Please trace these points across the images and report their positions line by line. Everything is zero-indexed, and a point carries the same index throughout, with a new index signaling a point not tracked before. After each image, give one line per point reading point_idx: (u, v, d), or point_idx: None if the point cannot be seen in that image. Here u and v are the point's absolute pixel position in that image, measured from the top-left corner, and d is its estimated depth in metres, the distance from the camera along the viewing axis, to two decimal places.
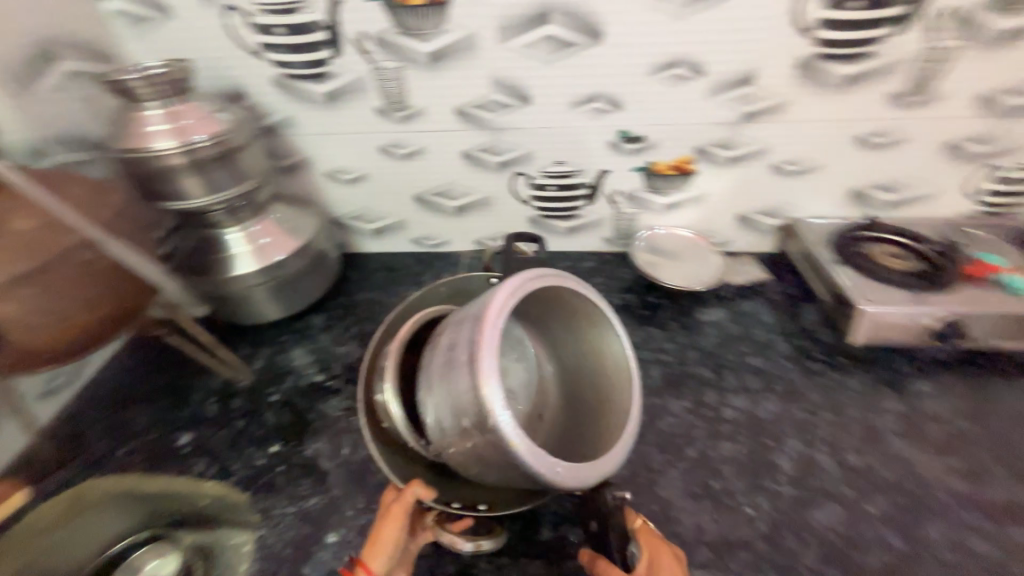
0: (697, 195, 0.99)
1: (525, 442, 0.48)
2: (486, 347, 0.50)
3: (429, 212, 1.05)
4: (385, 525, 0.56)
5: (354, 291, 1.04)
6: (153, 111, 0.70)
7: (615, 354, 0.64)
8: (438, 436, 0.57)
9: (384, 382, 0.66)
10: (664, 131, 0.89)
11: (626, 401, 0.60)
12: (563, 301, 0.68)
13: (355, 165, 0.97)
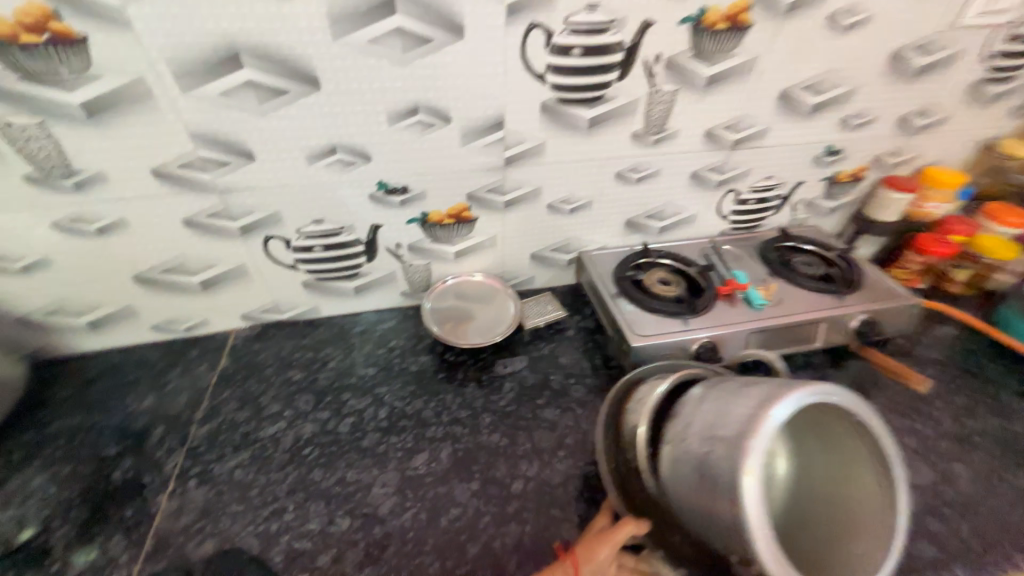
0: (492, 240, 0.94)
1: (761, 481, 0.44)
2: (779, 422, 0.46)
3: (165, 294, 0.83)
4: (603, 538, 0.59)
5: (55, 415, 0.77)
6: None
7: (869, 485, 0.53)
8: (679, 454, 0.53)
9: (658, 387, 0.63)
10: (430, 185, 0.82)
11: (873, 530, 0.50)
12: (822, 425, 0.60)
13: (19, 249, 0.72)
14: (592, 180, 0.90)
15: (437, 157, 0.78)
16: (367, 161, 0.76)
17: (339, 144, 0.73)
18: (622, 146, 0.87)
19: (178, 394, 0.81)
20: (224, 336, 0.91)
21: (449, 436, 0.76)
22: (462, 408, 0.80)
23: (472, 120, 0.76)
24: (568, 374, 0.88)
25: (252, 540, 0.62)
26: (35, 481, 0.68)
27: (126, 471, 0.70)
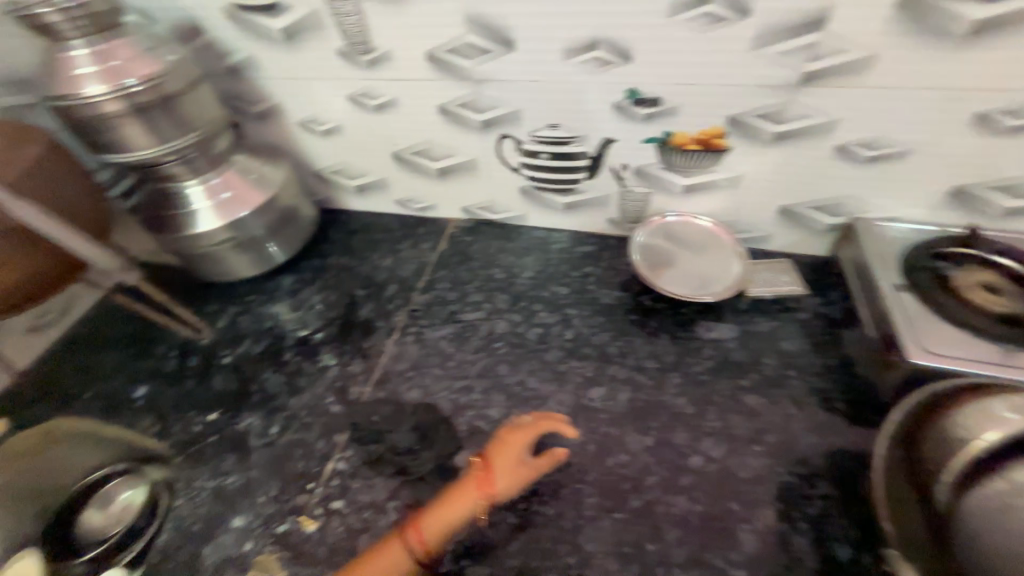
0: (737, 180, 0.77)
1: None
2: None
3: (411, 175, 0.94)
4: (507, 447, 0.61)
5: (328, 254, 0.98)
6: (78, 51, 0.64)
7: None
8: None
9: None
10: (688, 100, 0.68)
11: None
12: None
13: (325, 115, 0.87)
14: (929, 121, 0.63)
15: (712, 63, 0.63)
16: (626, 61, 0.66)
17: (603, 37, 0.64)
18: (1015, 70, 0.56)
19: (407, 263, 0.94)
20: (444, 223, 1.01)
21: (631, 380, 0.72)
22: (650, 358, 0.74)
23: (779, 14, 0.58)
24: (788, 363, 0.71)
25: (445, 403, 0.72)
26: (315, 299, 0.90)
27: (367, 312, 0.86)
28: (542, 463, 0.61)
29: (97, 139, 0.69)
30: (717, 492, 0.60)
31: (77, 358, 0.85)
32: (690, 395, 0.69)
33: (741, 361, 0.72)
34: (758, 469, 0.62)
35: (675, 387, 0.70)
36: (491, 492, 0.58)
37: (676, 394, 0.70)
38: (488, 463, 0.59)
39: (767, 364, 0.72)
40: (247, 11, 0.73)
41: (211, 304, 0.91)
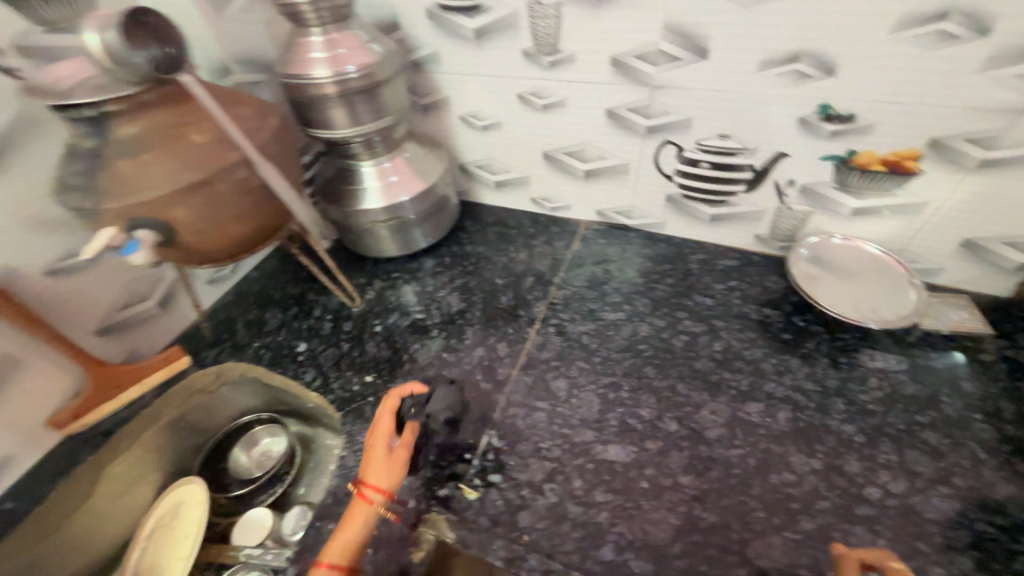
0: (920, 208, 0.73)
1: None
2: None
3: (556, 174, 0.97)
4: (374, 448, 0.61)
5: (466, 242, 1.03)
6: (315, 38, 0.71)
7: None
8: None
9: None
10: (888, 120, 0.66)
11: None
12: None
13: (488, 111, 0.91)
14: None
15: (927, 82, 0.61)
16: (830, 75, 0.65)
17: (809, 50, 0.64)
18: None
19: (543, 259, 0.97)
20: (577, 224, 1.03)
21: (790, 400, 0.70)
22: (809, 380, 0.71)
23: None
24: (971, 406, 0.66)
25: (594, 395, 0.73)
26: (455, 283, 0.94)
27: (508, 300, 0.89)
28: (405, 442, 0.63)
29: (309, 116, 0.77)
30: (900, 529, 0.56)
31: (248, 312, 0.94)
32: (859, 424, 0.66)
33: (915, 396, 0.68)
34: (947, 513, 0.57)
35: (840, 413, 0.67)
36: (377, 497, 0.58)
37: (842, 421, 0.67)
38: (363, 476, 0.60)
39: (946, 403, 0.67)
40: (449, 10, 0.78)
41: (360, 277, 0.97)
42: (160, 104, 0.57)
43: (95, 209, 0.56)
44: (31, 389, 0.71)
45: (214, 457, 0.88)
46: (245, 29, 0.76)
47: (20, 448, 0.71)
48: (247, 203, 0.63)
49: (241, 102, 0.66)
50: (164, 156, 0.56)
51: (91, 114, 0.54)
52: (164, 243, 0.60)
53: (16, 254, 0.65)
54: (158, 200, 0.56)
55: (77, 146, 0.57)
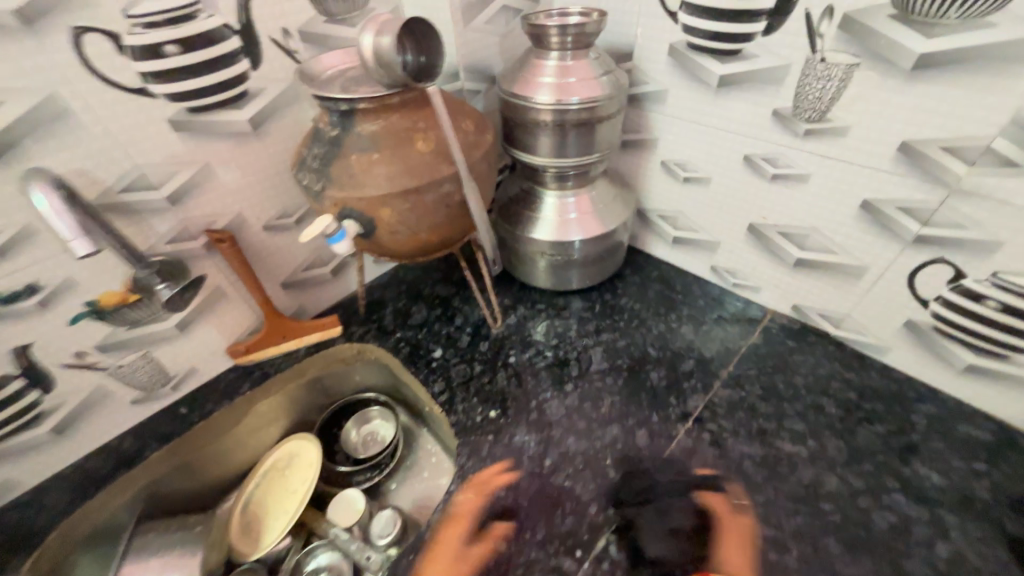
0: None
1: None
2: None
3: (755, 250, 0.82)
4: (447, 540, 0.62)
5: (622, 293, 0.93)
6: (550, 62, 0.68)
7: None
8: None
9: None
10: None
11: None
12: None
13: (699, 163, 0.80)
14: None
15: None
16: None
17: None
18: None
19: (709, 341, 0.83)
20: (760, 311, 0.87)
21: None
22: None
23: None
24: None
25: (744, 548, 0.58)
26: (601, 335, 0.85)
27: (658, 378, 0.77)
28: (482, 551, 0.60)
29: (517, 136, 0.75)
30: None
31: (398, 299, 0.97)
32: None
33: None
34: None
35: None
36: None
37: None
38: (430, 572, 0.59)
39: None
40: (699, 51, 0.69)
41: (505, 298, 0.94)
42: (401, 109, 0.58)
43: (319, 192, 0.60)
44: (225, 319, 0.81)
45: (331, 422, 0.92)
46: (484, 40, 0.77)
47: (198, 366, 0.82)
48: (443, 216, 0.63)
49: (467, 115, 0.65)
50: (389, 158, 0.57)
51: (343, 106, 0.57)
52: (364, 235, 0.62)
53: (250, 206, 0.74)
54: (373, 198, 0.58)
55: (322, 131, 0.60)
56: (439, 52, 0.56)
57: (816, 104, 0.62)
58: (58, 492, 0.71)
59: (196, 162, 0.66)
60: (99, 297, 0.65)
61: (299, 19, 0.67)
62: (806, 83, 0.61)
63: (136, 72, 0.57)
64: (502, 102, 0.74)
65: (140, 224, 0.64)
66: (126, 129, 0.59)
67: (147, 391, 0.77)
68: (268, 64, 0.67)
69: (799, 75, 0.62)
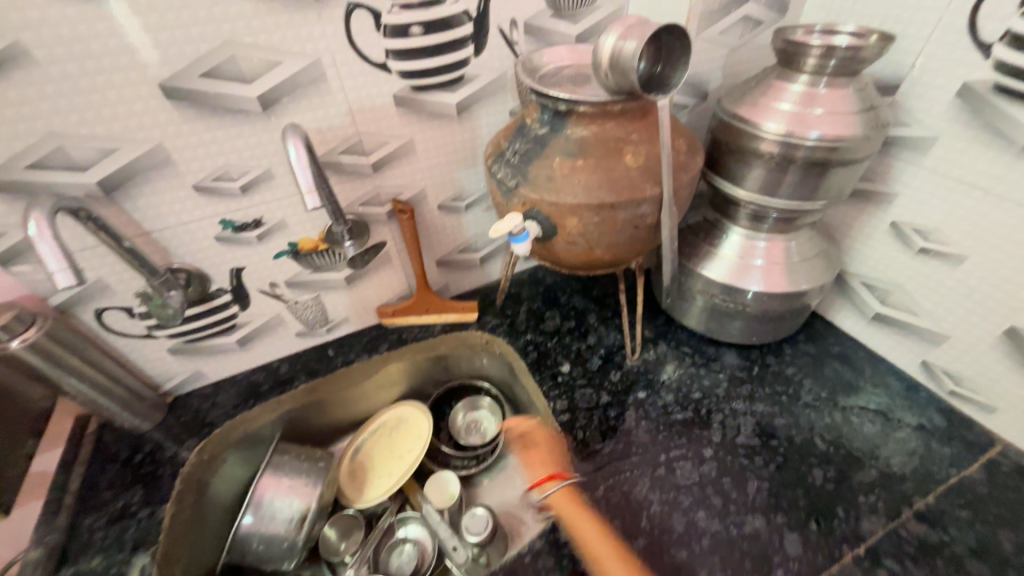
0: None
1: None
2: None
3: (1007, 362, 0.62)
4: None
5: (789, 362, 0.79)
6: (795, 86, 0.58)
7: None
8: None
9: None
10: None
11: None
12: None
13: (954, 236, 0.63)
14: None
15: None
16: None
17: None
18: None
19: (905, 454, 0.66)
20: (987, 438, 0.67)
21: None
22: None
23: None
24: None
25: None
26: (755, 404, 0.74)
27: (825, 481, 0.64)
28: None
29: (723, 162, 0.66)
30: None
31: (534, 300, 0.96)
32: None
33: None
34: None
35: None
36: None
37: None
38: None
39: None
40: (1010, 99, 0.53)
41: (648, 329, 0.86)
42: (618, 117, 0.54)
43: (511, 188, 0.59)
44: (382, 282, 0.87)
45: (444, 399, 0.95)
46: (710, 52, 0.68)
47: (350, 317, 0.89)
48: (628, 237, 0.58)
49: (679, 132, 0.59)
50: (592, 169, 0.54)
51: (561, 106, 0.55)
52: (540, 239, 0.61)
53: (433, 184, 0.77)
54: (565, 205, 0.55)
55: (528, 127, 0.59)
56: (681, 64, 0.50)
57: None
58: (230, 392, 0.84)
59: (403, 136, 0.70)
60: (300, 242, 0.73)
61: (529, 12, 0.66)
62: None
63: (383, 48, 0.61)
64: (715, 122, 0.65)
65: (346, 184, 0.71)
66: (360, 99, 0.64)
67: (310, 327, 0.87)
68: (488, 52, 0.67)
69: None
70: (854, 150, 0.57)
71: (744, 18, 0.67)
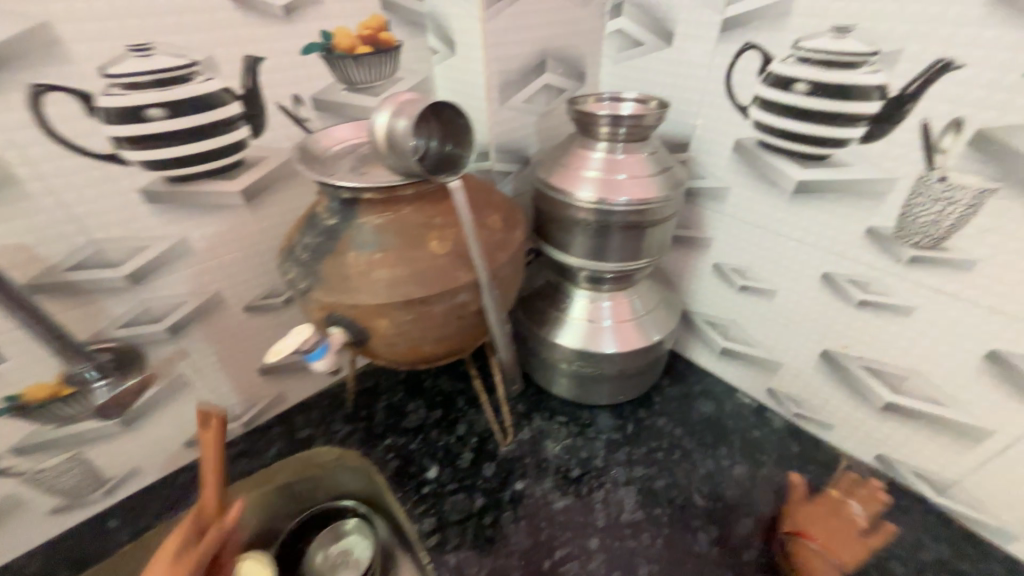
0: None
1: None
2: None
3: (830, 381, 0.67)
4: None
5: (660, 411, 0.78)
6: (596, 154, 0.58)
7: None
8: None
9: None
10: None
11: None
12: None
13: (763, 272, 0.67)
14: None
15: None
16: None
17: None
18: None
19: (773, 494, 0.65)
20: (834, 455, 0.70)
21: None
22: None
23: None
24: None
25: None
26: (635, 469, 0.69)
27: (710, 545, 0.60)
28: None
29: (551, 229, 0.64)
30: None
31: (393, 391, 0.83)
32: None
33: None
34: None
35: None
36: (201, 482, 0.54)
37: None
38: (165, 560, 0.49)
39: None
40: (772, 153, 0.58)
41: (519, 404, 0.79)
42: (415, 201, 0.48)
43: (304, 291, 0.48)
44: (183, 413, 0.68)
45: (295, 537, 0.71)
46: (521, 119, 0.68)
47: (139, 467, 0.67)
48: (455, 329, 0.50)
49: (494, 208, 0.55)
50: (394, 261, 0.46)
51: (346, 195, 0.47)
52: (355, 345, 0.50)
53: (231, 284, 0.63)
54: (368, 306, 0.46)
55: (319, 219, 0.50)
56: (468, 139, 0.46)
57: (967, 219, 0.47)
58: None
59: (169, 237, 0.55)
60: (22, 392, 0.53)
61: (315, 87, 0.59)
62: (948, 203, 0.47)
63: (107, 136, 0.48)
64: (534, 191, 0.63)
65: (89, 306, 0.53)
66: (84, 200, 0.49)
67: (73, 497, 0.63)
68: (271, 131, 0.58)
69: (947, 190, 0.47)
70: (657, 204, 0.57)
71: (544, 87, 0.68)
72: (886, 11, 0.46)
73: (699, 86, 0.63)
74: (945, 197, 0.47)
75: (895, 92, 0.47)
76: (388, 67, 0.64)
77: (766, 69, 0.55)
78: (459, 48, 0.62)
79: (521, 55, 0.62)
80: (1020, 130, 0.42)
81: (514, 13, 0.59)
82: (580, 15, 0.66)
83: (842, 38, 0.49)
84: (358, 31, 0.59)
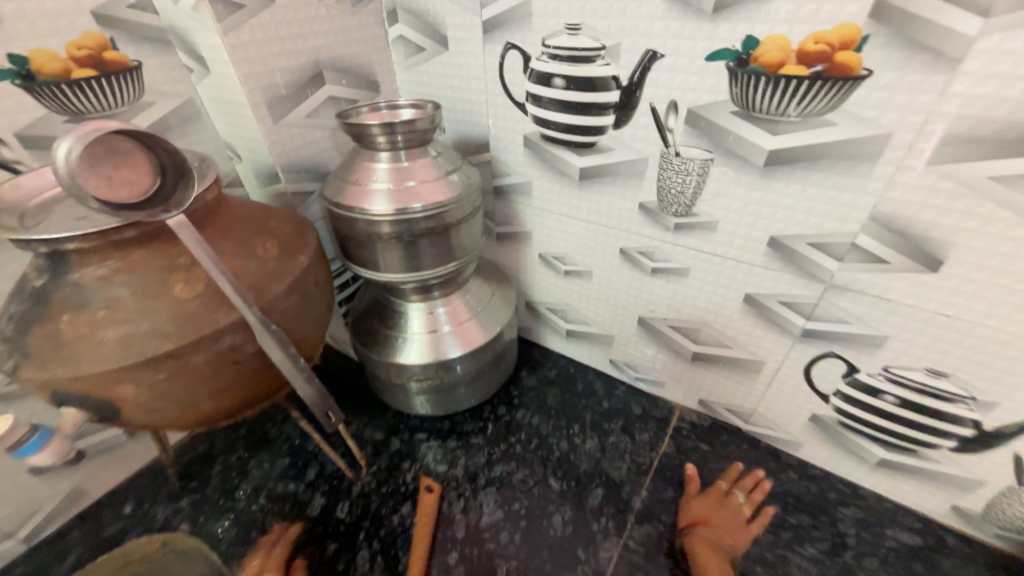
0: None
1: None
2: None
3: (651, 344, 0.73)
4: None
5: (518, 405, 0.79)
6: (381, 165, 0.56)
7: None
8: None
9: None
10: None
11: None
12: None
13: (578, 256, 0.71)
14: None
15: None
16: None
17: None
18: None
19: (619, 458, 0.70)
20: (669, 408, 0.77)
21: None
22: None
23: None
24: None
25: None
26: (496, 469, 0.69)
27: (565, 524, 0.62)
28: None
29: (354, 249, 0.60)
30: None
31: (232, 451, 0.72)
32: None
33: None
34: None
35: None
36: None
37: None
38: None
39: None
40: (553, 145, 0.62)
41: (376, 431, 0.74)
42: (146, 243, 0.41)
43: (11, 370, 0.39)
44: None
45: None
46: (308, 135, 0.63)
47: None
48: (232, 376, 0.45)
49: (268, 234, 0.50)
50: (124, 317, 0.39)
51: (46, 248, 0.38)
52: (103, 420, 0.42)
53: None
54: (96, 377, 0.38)
55: (26, 280, 0.41)
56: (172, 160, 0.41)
57: (699, 189, 0.54)
58: None
59: None
60: None
61: (16, 120, 0.49)
62: (682, 176, 0.54)
63: None
64: (329, 212, 0.59)
65: None
66: None
67: None
68: None
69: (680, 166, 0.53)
70: (442, 188, 0.57)
71: (329, 100, 0.64)
72: (601, 8, 0.50)
73: (482, 86, 0.64)
74: (681, 170, 0.54)
75: (625, 82, 0.52)
76: (127, 91, 0.55)
77: (528, 68, 0.58)
78: (211, 65, 0.56)
79: (288, 67, 0.58)
80: (715, 108, 0.48)
81: (261, 24, 0.54)
82: (353, 23, 0.64)
83: (576, 37, 0.52)
84: (67, 52, 0.50)
